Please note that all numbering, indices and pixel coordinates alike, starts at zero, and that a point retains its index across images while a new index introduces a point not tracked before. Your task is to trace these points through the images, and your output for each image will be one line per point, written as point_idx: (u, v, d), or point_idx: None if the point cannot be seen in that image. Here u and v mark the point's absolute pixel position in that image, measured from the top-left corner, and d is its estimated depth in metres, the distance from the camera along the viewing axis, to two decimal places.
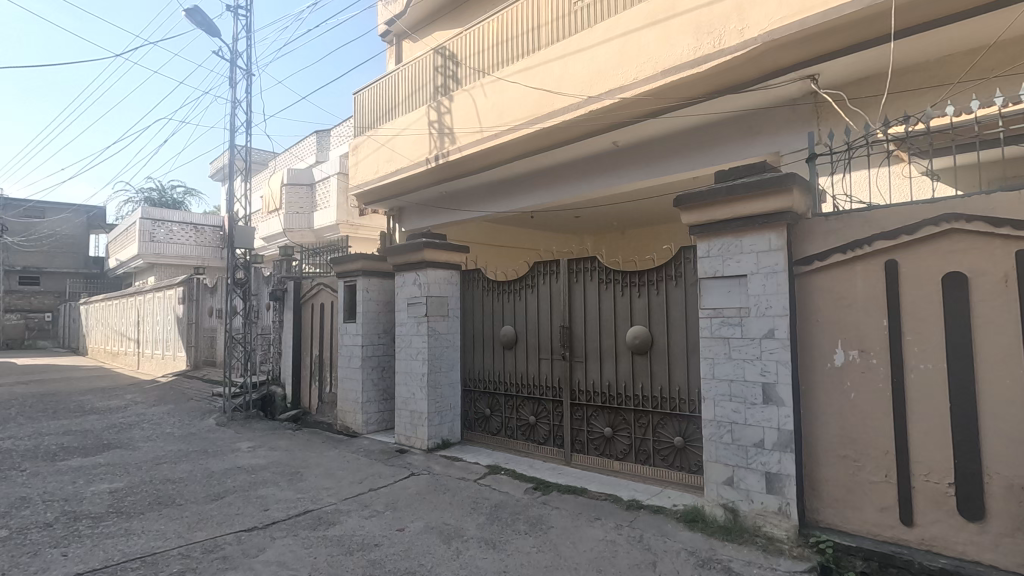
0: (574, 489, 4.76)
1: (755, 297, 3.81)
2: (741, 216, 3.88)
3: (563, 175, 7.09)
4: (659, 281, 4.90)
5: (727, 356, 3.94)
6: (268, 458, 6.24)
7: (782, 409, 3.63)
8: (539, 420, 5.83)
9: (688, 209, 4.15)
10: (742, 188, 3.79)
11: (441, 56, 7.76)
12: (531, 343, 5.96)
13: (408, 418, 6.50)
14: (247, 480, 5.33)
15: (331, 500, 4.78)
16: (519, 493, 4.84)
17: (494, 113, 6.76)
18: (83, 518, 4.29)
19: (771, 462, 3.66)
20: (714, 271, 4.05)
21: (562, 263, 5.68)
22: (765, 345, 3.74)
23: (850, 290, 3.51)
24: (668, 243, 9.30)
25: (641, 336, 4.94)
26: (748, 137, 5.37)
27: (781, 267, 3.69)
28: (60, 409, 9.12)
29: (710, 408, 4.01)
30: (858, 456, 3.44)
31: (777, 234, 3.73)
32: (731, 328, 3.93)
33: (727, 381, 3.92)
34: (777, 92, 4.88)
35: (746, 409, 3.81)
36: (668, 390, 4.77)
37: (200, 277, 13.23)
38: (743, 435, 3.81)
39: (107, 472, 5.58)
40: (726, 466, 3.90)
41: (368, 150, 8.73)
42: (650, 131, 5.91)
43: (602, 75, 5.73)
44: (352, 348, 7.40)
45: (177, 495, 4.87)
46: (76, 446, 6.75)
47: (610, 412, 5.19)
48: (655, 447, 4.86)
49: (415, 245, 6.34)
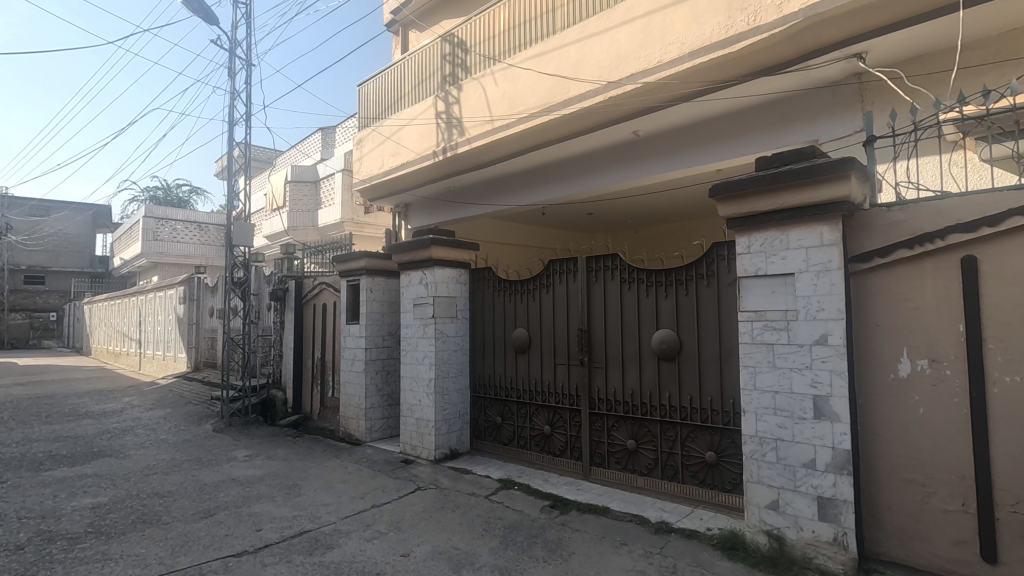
0: (595, 509, 4.34)
1: (804, 299, 3.38)
2: (786, 208, 3.45)
3: (579, 168, 6.66)
4: (688, 280, 4.49)
5: (771, 364, 3.51)
6: (264, 469, 5.85)
7: (837, 426, 3.21)
8: (554, 430, 5.41)
9: (724, 200, 3.73)
10: (788, 176, 3.38)
11: (449, 44, 7.36)
12: (545, 348, 5.55)
13: (413, 426, 6.09)
14: (241, 495, 4.94)
15: (330, 519, 4.39)
16: (535, 511, 4.42)
17: (506, 102, 6.33)
18: (58, 540, 3.92)
19: (824, 486, 3.23)
20: (755, 269, 3.61)
21: (579, 261, 5.27)
22: (816, 353, 3.31)
23: (918, 291, 3.08)
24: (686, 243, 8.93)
25: (667, 340, 4.53)
26: (782, 124, 4.93)
27: (836, 264, 3.26)
28: (54, 413, 8.76)
29: (751, 422, 3.58)
30: (928, 482, 3.01)
31: (829, 227, 3.31)
32: (776, 334, 3.50)
33: (771, 394, 3.49)
34: (820, 72, 4.45)
35: (793, 425, 3.38)
36: (699, 401, 4.35)
37: (200, 276, 12.88)
38: (789, 454, 3.39)
39: (92, 485, 5.19)
40: (770, 488, 3.46)
41: (371, 145, 8.32)
42: (675, 118, 5.47)
43: (622, 59, 5.29)
44: (355, 351, 7.01)
45: (164, 512, 4.48)
46: (64, 454, 6.39)
47: (632, 423, 4.77)
48: (683, 462, 4.44)
49: (422, 242, 5.95)
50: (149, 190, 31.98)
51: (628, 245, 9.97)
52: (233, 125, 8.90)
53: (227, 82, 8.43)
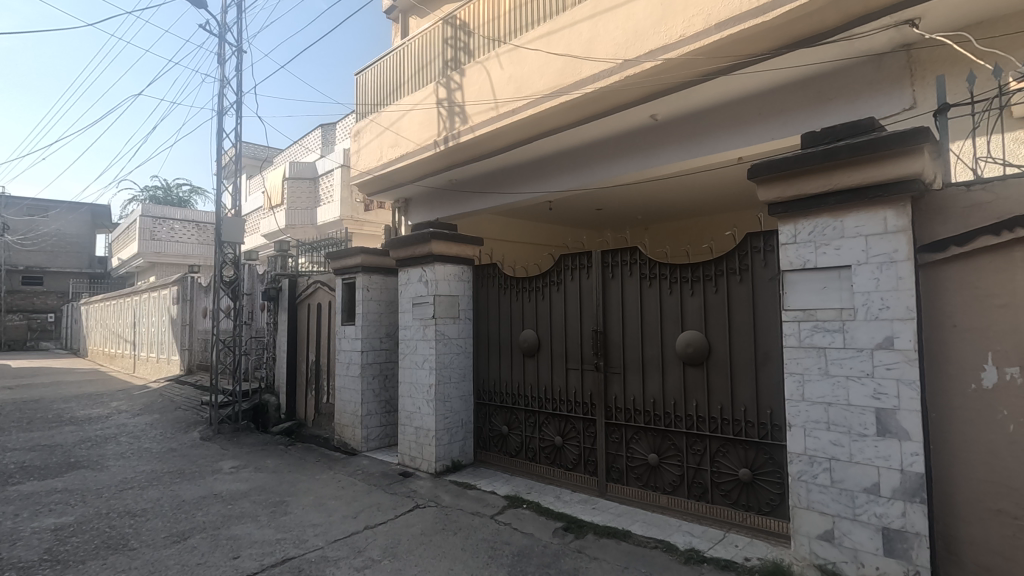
0: (614, 533, 3.86)
1: (863, 295, 2.89)
2: (841, 190, 2.98)
3: (590, 156, 6.17)
4: (717, 276, 4.02)
5: (823, 372, 3.03)
6: (251, 482, 5.39)
7: (906, 445, 2.73)
8: (566, 441, 4.93)
9: (764, 183, 3.25)
10: (844, 151, 2.90)
11: (451, 26, 6.89)
12: (556, 351, 5.07)
13: (413, 436, 5.62)
14: (221, 514, 4.48)
15: (316, 544, 3.91)
16: (546, 535, 3.94)
17: (512, 85, 5.86)
18: (8, 570, 3.47)
19: (891, 515, 2.75)
20: (803, 261, 3.12)
21: (593, 255, 4.79)
22: (878, 358, 2.83)
23: (1006, 286, 2.60)
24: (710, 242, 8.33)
25: (694, 343, 4.05)
26: (818, 103, 4.44)
27: (903, 255, 2.78)
28: (35, 419, 8.33)
29: (799, 439, 3.10)
30: (1022, 514, 2.51)
31: (894, 211, 2.83)
32: (828, 336, 3.02)
33: (823, 406, 3.01)
34: (866, 42, 3.96)
35: (851, 442, 2.90)
36: (731, 411, 3.88)
37: (194, 276, 12.44)
38: (846, 477, 2.91)
39: (59, 502, 4.74)
40: (823, 516, 2.98)
41: (369, 136, 7.85)
42: (697, 100, 4.98)
43: (640, 35, 4.82)
44: (351, 355, 6.56)
45: (133, 535, 4.03)
46: (38, 465, 5.94)
47: (654, 435, 4.29)
48: (713, 479, 3.96)
49: (422, 236, 5.49)
50: (148, 189, 31.58)
51: (649, 239, 9.11)
52: (224, 116, 8.44)
53: (217, 68, 7.96)
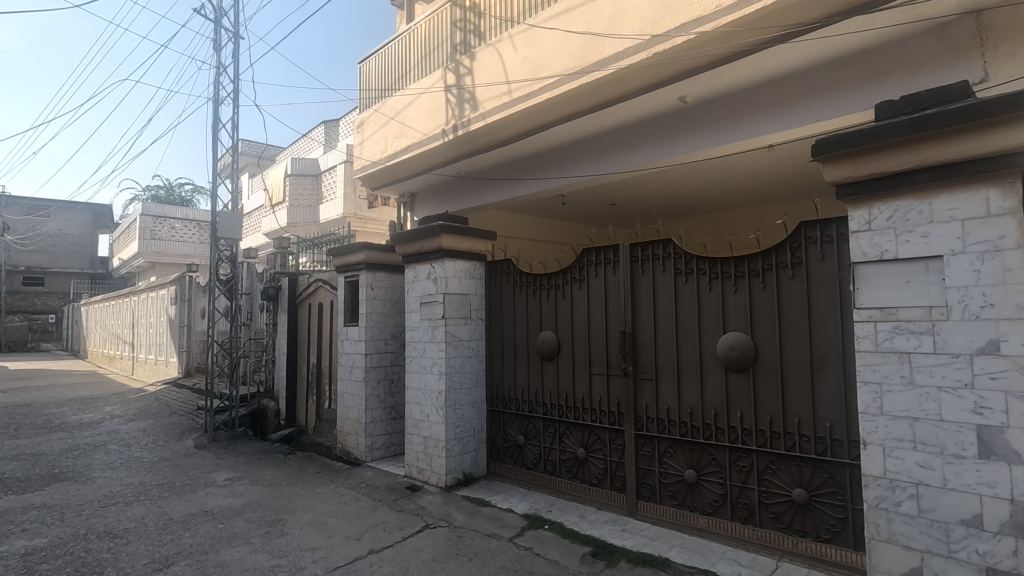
0: (651, 560, 3.41)
1: (960, 291, 2.44)
2: (929, 168, 2.52)
3: (610, 145, 5.72)
4: (764, 271, 3.57)
5: (907, 381, 2.57)
6: (245, 497, 4.96)
7: (1017, 471, 2.27)
8: (590, 453, 4.48)
9: (832, 161, 2.80)
10: (937, 122, 2.44)
11: (460, 8, 6.44)
12: (578, 354, 4.62)
13: (420, 446, 5.19)
14: (210, 535, 4.05)
15: (314, 572, 3.47)
16: (573, 563, 3.49)
17: (526, 67, 5.40)
18: None
19: (998, 554, 2.30)
20: (880, 251, 2.67)
21: (620, 249, 4.34)
22: (979, 366, 2.38)
23: None
24: (754, 232, 7.87)
25: (738, 346, 3.61)
26: (873, 78, 3.96)
27: (1011, 242, 2.32)
28: (23, 426, 7.92)
29: (877, 460, 2.65)
30: None
31: (999, 191, 2.37)
32: (914, 340, 2.56)
33: (908, 421, 2.56)
34: (932, 7, 3.48)
35: (944, 465, 2.45)
36: (782, 423, 3.43)
37: (193, 275, 12.04)
38: (938, 506, 2.46)
39: (34, 521, 4.32)
40: (910, 551, 2.53)
41: (373, 127, 7.41)
42: (733, 78, 4.52)
43: (670, 7, 4.31)
44: (354, 357, 6.12)
45: (108, 562, 3.59)
46: (19, 478, 5.53)
47: (692, 449, 3.84)
48: (762, 500, 3.51)
49: (429, 230, 5.06)
50: (150, 189, 31.25)
51: (684, 229, 8.62)
52: (220, 107, 8.04)
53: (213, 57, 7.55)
